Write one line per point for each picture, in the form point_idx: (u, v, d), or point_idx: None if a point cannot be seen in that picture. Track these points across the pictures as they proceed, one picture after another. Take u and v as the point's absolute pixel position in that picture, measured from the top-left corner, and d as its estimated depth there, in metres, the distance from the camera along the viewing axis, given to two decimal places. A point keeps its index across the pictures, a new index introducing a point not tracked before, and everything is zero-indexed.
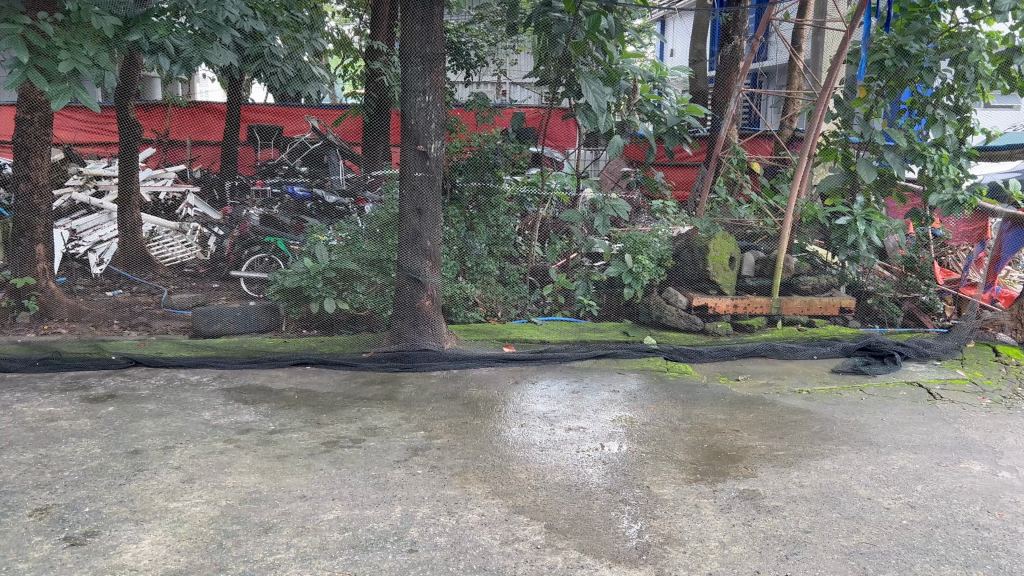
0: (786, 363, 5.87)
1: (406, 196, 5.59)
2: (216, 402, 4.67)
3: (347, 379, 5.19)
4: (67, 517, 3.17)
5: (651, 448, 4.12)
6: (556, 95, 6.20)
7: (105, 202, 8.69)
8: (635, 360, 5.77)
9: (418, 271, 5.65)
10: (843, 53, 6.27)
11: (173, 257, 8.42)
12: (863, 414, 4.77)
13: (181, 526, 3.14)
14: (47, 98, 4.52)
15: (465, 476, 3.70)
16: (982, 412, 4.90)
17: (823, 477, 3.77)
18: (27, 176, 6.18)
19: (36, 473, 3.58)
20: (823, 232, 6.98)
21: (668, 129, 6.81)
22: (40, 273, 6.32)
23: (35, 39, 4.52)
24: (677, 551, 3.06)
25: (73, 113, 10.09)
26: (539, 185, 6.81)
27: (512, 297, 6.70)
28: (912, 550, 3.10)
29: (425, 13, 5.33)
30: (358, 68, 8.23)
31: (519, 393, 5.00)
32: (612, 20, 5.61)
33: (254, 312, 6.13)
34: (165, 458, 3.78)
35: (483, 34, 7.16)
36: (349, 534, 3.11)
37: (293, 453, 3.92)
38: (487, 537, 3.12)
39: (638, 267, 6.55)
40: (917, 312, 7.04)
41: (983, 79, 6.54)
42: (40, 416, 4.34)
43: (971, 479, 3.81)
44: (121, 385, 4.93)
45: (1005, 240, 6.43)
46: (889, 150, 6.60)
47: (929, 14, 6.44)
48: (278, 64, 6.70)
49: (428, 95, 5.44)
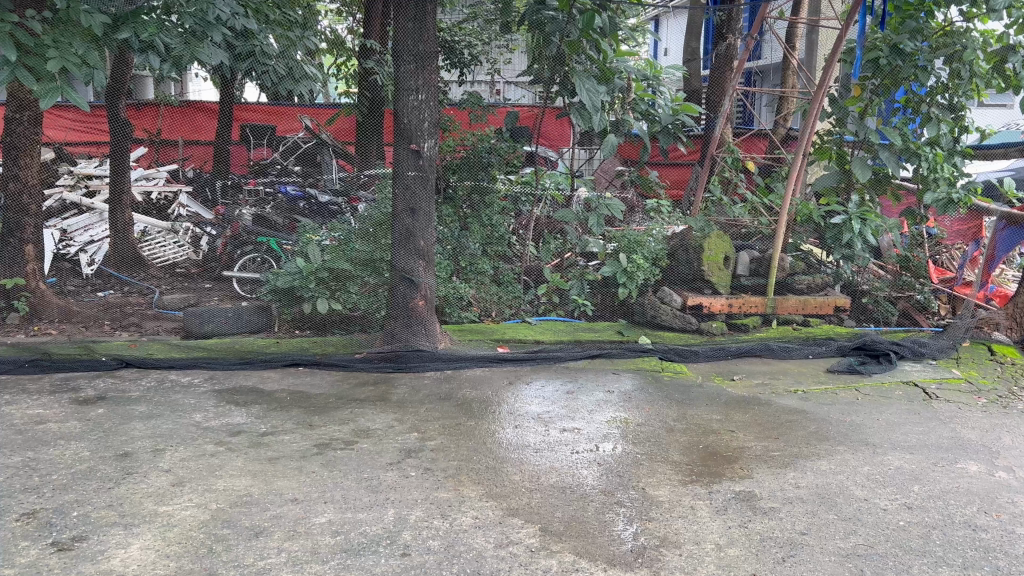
0: (781, 363, 5.85)
1: (399, 195, 5.54)
2: (207, 404, 4.61)
3: (340, 381, 5.15)
4: (55, 522, 3.12)
5: (646, 449, 4.09)
6: (550, 94, 6.29)
7: (95, 202, 8.63)
8: (630, 361, 5.74)
9: (412, 271, 5.61)
10: (838, 52, 6.22)
11: (165, 257, 8.33)
12: (859, 414, 4.75)
13: (170, 530, 3.09)
14: (36, 98, 4.47)
15: (459, 479, 3.66)
16: (978, 411, 4.89)
17: (819, 478, 3.74)
18: (16, 177, 6.11)
19: (24, 477, 3.52)
20: (817, 231, 6.96)
21: (662, 128, 6.76)
22: (30, 274, 6.23)
23: (23, 38, 4.43)
24: (672, 554, 3.03)
25: (64, 112, 10.06)
26: (533, 184, 6.78)
27: (506, 297, 6.65)
28: (910, 552, 3.07)
29: (418, 11, 5.27)
30: (351, 67, 8.30)
31: (513, 394, 4.96)
32: (607, 19, 5.53)
33: (246, 313, 6.12)
34: (155, 461, 3.74)
35: (477, 33, 7.07)
36: (341, 537, 3.07)
37: (285, 455, 3.88)
38: (481, 540, 3.09)
39: (633, 267, 6.50)
40: (912, 311, 7.02)
41: (978, 77, 6.61)
42: (28, 419, 4.28)
43: (968, 480, 3.80)
44: (111, 386, 4.88)
45: (1000, 238, 6.41)
46: (884, 149, 6.55)
47: (922, 12, 6.51)
48: (270, 63, 6.68)
49: (420, 93, 5.40)
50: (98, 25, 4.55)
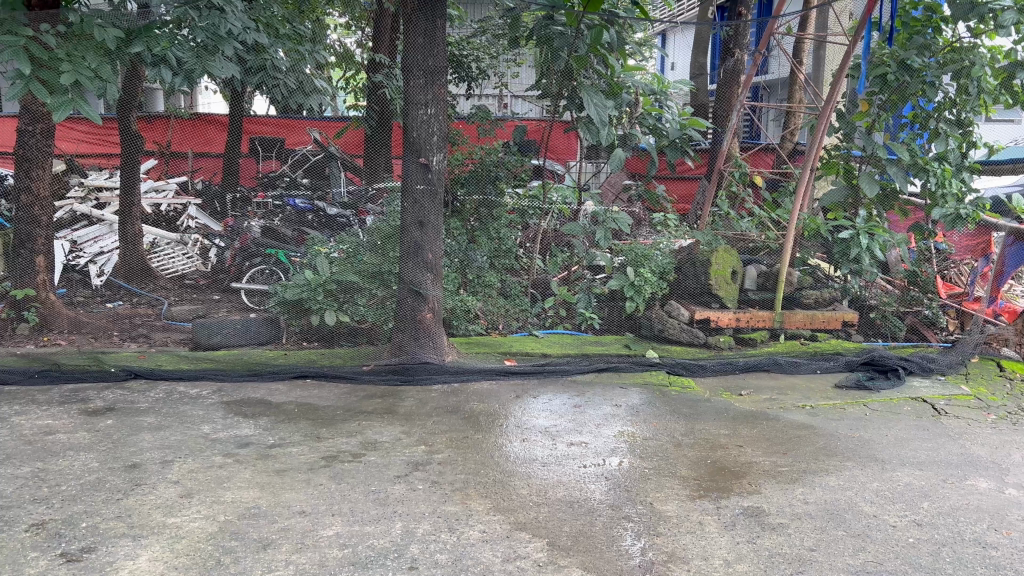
0: (789, 378, 5.82)
1: (408, 208, 5.56)
2: (214, 416, 4.62)
3: (348, 393, 5.15)
4: (64, 533, 3.13)
5: (653, 463, 4.08)
6: (558, 108, 6.25)
7: (105, 215, 8.73)
8: (637, 374, 5.74)
9: (420, 284, 5.62)
10: (846, 68, 6.21)
11: (174, 268, 8.44)
12: (868, 430, 4.74)
13: (179, 542, 3.10)
14: (49, 110, 4.53)
15: (466, 492, 3.66)
16: (988, 428, 4.86)
17: (827, 494, 3.74)
18: (27, 188, 6.14)
19: (34, 487, 3.54)
20: (824, 246, 6.97)
21: (671, 142, 6.83)
22: (40, 285, 6.27)
23: (38, 51, 4.49)
24: (680, 569, 3.03)
25: (75, 124, 10.11)
26: (540, 198, 6.81)
27: (514, 310, 6.66)
28: (920, 569, 3.06)
29: (428, 26, 5.34)
30: (359, 81, 8.02)
31: (520, 408, 4.95)
32: (614, 34, 5.61)
33: (254, 325, 6.15)
34: (164, 473, 3.75)
35: (485, 47, 6.91)
36: (349, 550, 3.07)
37: (292, 468, 3.88)
38: (489, 554, 3.09)
39: (640, 281, 6.57)
40: (920, 326, 7.00)
41: (986, 92, 6.63)
42: (38, 429, 4.31)
43: (978, 497, 3.78)
44: (121, 398, 4.89)
45: (1008, 254, 6.36)
46: (892, 164, 6.60)
47: (930, 28, 6.55)
48: (280, 77, 6.72)
49: (430, 107, 5.43)
50: (110, 39, 4.61)
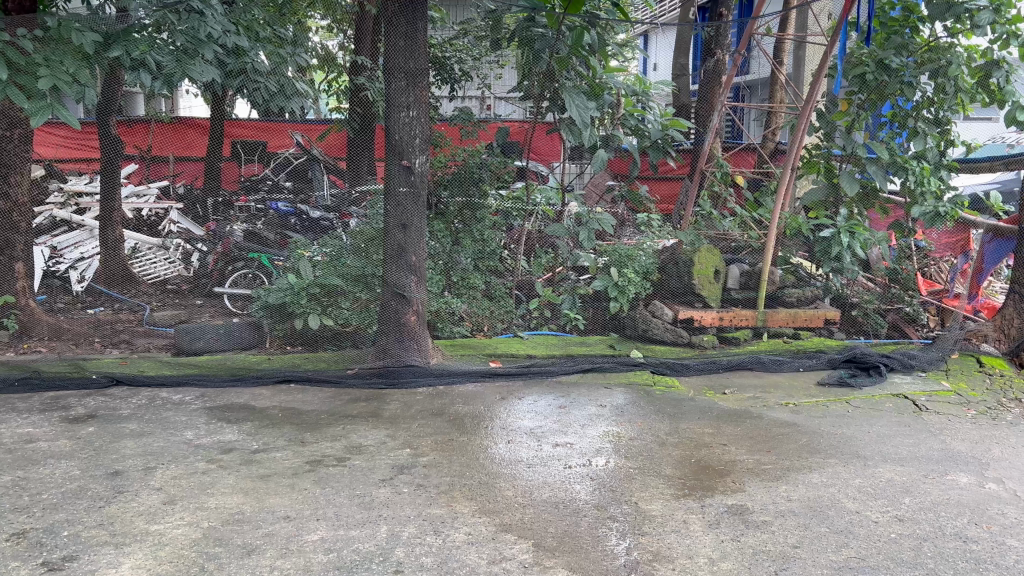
0: (771, 376, 5.87)
1: (391, 211, 5.55)
2: (198, 421, 4.60)
3: (332, 398, 5.12)
4: (44, 542, 3.10)
5: (638, 463, 4.10)
6: (541, 110, 6.28)
7: (86, 220, 8.70)
8: (622, 374, 5.76)
9: (403, 286, 5.60)
10: (825, 67, 6.27)
11: (156, 273, 8.29)
12: (850, 426, 4.78)
13: (162, 549, 3.07)
14: (27, 116, 4.56)
15: (452, 494, 3.65)
16: (968, 423, 4.92)
17: (811, 491, 3.76)
18: (6, 194, 6.07)
19: (14, 496, 3.50)
20: (806, 245, 7.00)
21: (652, 142, 6.82)
22: (20, 291, 6.22)
23: (13, 56, 4.47)
24: (665, 568, 3.04)
25: (54, 129, 10.00)
26: (523, 199, 6.85)
27: (498, 311, 6.68)
28: (902, 564, 3.08)
29: (409, 28, 5.32)
30: (343, 83, 7.85)
31: (505, 409, 4.96)
32: (596, 36, 5.70)
33: (236, 329, 6.15)
34: (146, 480, 3.72)
35: (467, 49, 6.62)
36: (333, 555, 3.06)
37: (276, 473, 3.86)
38: (475, 556, 3.09)
39: (624, 281, 6.61)
40: (901, 323, 7.06)
41: (963, 91, 6.69)
42: (18, 437, 4.25)
43: (958, 491, 3.82)
44: (102, 404, 4.85)
45: (987, 250, 6.64)
46: (871, 163, 6.70)
47: (908, 28, 6.66)
48: (261, 80, 6.60)
49: (412, 109, 5.43)
50: (89, 43, 4.58)
